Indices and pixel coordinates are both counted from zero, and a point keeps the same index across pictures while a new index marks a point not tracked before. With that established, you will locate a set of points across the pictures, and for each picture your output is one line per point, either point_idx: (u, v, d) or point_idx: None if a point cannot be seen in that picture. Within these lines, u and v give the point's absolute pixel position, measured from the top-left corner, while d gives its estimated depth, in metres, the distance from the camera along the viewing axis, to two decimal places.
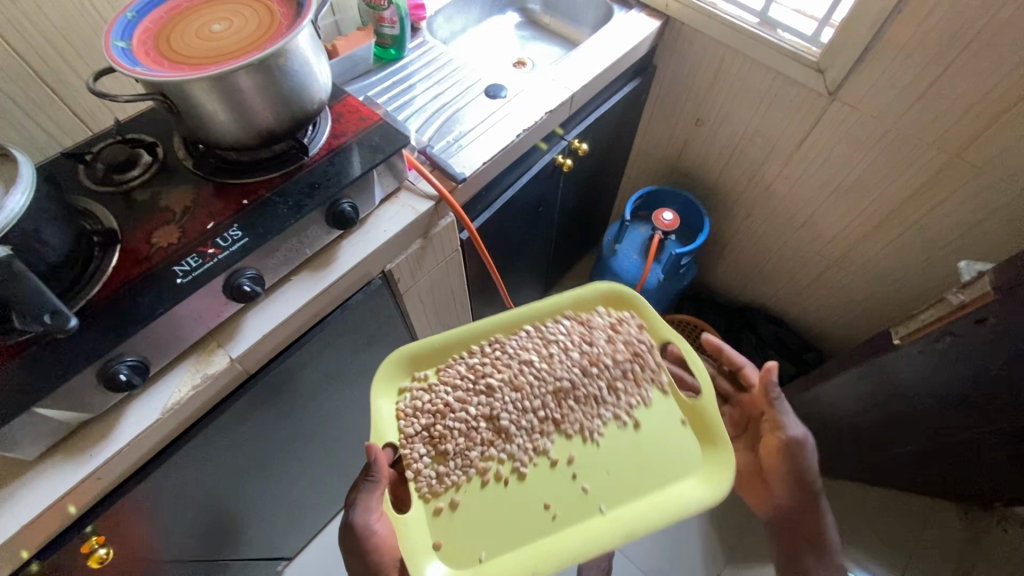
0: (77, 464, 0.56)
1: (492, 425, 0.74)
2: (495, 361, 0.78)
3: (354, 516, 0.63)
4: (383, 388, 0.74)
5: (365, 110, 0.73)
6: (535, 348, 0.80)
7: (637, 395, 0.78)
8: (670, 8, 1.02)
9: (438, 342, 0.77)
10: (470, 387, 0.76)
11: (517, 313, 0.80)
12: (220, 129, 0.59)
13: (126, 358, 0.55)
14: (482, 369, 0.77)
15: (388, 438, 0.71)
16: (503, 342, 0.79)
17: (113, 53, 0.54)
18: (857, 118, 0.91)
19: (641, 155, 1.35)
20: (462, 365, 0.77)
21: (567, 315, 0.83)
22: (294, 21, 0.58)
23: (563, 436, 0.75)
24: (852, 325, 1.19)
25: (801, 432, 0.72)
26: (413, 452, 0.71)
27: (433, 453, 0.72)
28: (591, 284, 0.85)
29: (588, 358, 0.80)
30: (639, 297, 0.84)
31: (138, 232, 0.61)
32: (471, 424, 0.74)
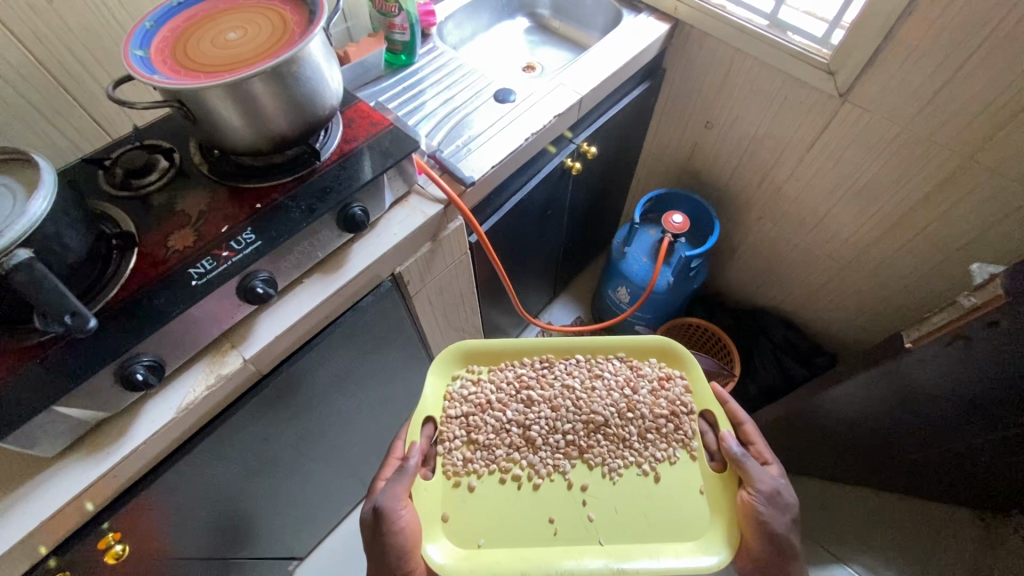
0: (93, 462, 0.57)
1: (526, 437, 0.81)
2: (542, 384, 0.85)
3: (381, 500, 0.64)
4: (437, 379, 0.82)
5: (376, 115, 0.75)
6: (579, 376, 0.86)
7: (665, 448, 0.78)
8: (679, 12, 1.03)
9: (492, 347, 0.85)
10: (512, 395, 0.84)
11: (560, 341, 0.85)
12: (234, 134, 0.61)
13: (143, 358, 0.56)
14: (527, 382, 0.85)
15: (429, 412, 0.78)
16: (552, 362, 0.86)
17: (131, 61, 0.56)
18: (868, 120, 0.91)
19: (651, 158, 1.35)
20: (511, 372, 0.86)
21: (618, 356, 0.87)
22: (306, 29, 0.59)
23: (585, 465, 0.78)
24: (864, 329, 1.17)
25: (770, 486, 0.66)
26: (450, 432, 0.79)
27: (467, 441, 0.79)
28: (648, 336, 0.86)
29: (628, 402, 0.84)
30: (687, 351, 0.84)
31: (155, 235, 0.62)
32: (502, 428, 0.82)
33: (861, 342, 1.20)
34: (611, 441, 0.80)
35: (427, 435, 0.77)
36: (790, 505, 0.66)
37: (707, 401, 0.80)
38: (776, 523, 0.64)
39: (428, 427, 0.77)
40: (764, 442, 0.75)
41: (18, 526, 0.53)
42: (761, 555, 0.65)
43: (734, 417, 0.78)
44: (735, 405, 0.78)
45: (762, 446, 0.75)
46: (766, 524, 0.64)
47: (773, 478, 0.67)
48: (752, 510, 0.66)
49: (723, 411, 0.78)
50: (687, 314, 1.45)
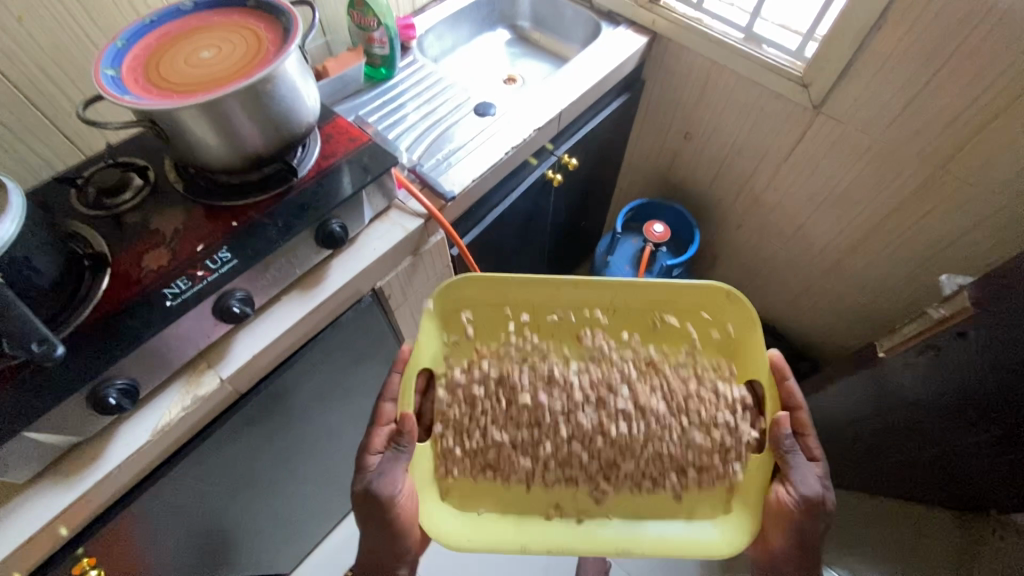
0: (65, 488, 0.56)
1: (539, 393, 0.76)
2: (567, 343, 0.80)
3: (377, 487, 0.62)
4: (451, 320, 0.77)
5: (355, 131, 0.74)
6: (605, 352, 0.79)
7: (719, 471, 0.72)
8: (657, 25, 1.04)
9: (504, 282, 0.76)
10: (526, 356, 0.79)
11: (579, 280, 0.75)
12: (209, 152, 0.60)
13: (116, 381, 0.56)
14: (543, 346, 0.79)
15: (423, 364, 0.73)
16: (576, 326, 0.80)
17: (102, 81, 0.55)
18: (842, 131, 0.92)
19: (632, 168, 1.37)
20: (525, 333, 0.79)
21: (653, 317, 0.79)
22: (281, 47, 0.59)
23: (612, 472, 0.73)
24: (843, 335, 1.19)
25: (813, 492, 0.62)
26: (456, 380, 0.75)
27: (465, 396, 0.75)
28: (703, 282, 0.75)
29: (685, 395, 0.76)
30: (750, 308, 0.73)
31: (128, 255, 0.61)
32: (508, 373, 0.77)
33: (841, 346, 1.21)
34: (648, 455, 0.74)
35: (419, 385, 0.76)
36: (828, 512, 0.63)
37: (761, 375, 0.73)
38: (810, 528, 0.62)
39: (422, 378, 0.76)
40: (815, 436, 0.68)
41: None
42: (779, 551, 0.65)
43: (789, 401, 0.69)
44: (792, 386, 0.69)
45: (812, 440, 0.68)
46: (796, 528, 0.62)
47: (819, 482, 0.63)
48: (788, 512, 0.63)
49: (774, 390, 0.71)
50: None
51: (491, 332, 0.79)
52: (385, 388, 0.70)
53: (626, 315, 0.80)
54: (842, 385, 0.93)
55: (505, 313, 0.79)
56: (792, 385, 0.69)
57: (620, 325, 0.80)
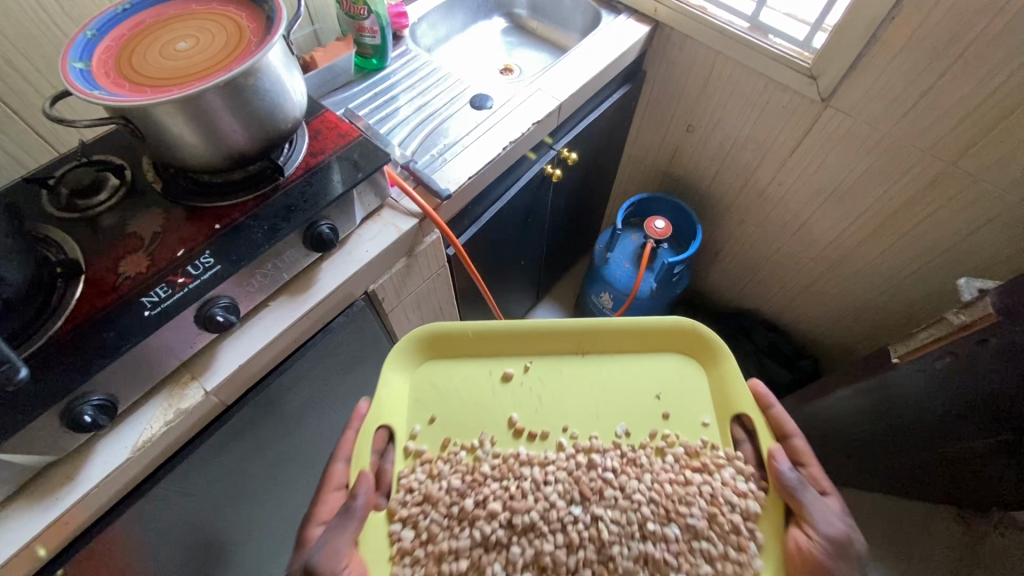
0: (38, 511, 0.53)
1: (510, 482, 0.67)
2: (545, 421, 0.70)
3: (315, 558, 0.53)
4: (412, 387, 0.71)
5: (345, 126, 0.71)
6: (579, 402, 0.70)
7: (736, 560, 0.62)
8: (660, 13, 1.00)
9: (479, 331, 0.73)
10: (485, 408, 0.70)
11: (555, 323, 0.72)
12: (190, 151, 0.56)
13: (92, 398, 0.52)
14: (508, 394, 0.71)
15: (385, 419, 0.67)
16: (542, 368, 0.72)
17: (69, 75, 0.51)
18: (850, 125, 0.89)
19: (632, 161, 1.33)
20: (487, 373, 0.72)
21: (632, 356, 0.74)
22: (264, 38, 0.55)
23: (605, 556, 0.62)
24: (848, 332, 1.17)
25: (837, 532, 0.55)
26: (413, 478, 0.66)
27: (420, 499, 0.65)
28: (668, 319, 0.73)
29: (685, 477, 0.67)
30: (718, 338, 0.72)
31: (104, 261, 0.58)
32: (473, 468, 0.67)
33: (844, 343, 1.19)
34: (645, 550, 0.63)
35: (378, 442, 0.66)
36: (856, 553, 0.55)
37: (745, 407, 0.68)
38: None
39: (380, 435, 0.66)
40: (819, 466, 0.65)
41: None
42: None
43: (782, 430, 0.67)
44: (781, 413, 0.67)
45: (816, 470, 0.65)
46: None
47: (839, 518, 0.57)
48: (813, 559, 0.55)
49: (761, 418, 0.67)
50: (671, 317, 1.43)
51: (453, 411, 0.70)
52: (337, 446, 0.64)
53: (607, 375, 0.72)
54: (849, 387, 0.91)
55: (472, 375, 0.72)
56: (779, 411, 0.67)
57: (599, 393, 0.71)
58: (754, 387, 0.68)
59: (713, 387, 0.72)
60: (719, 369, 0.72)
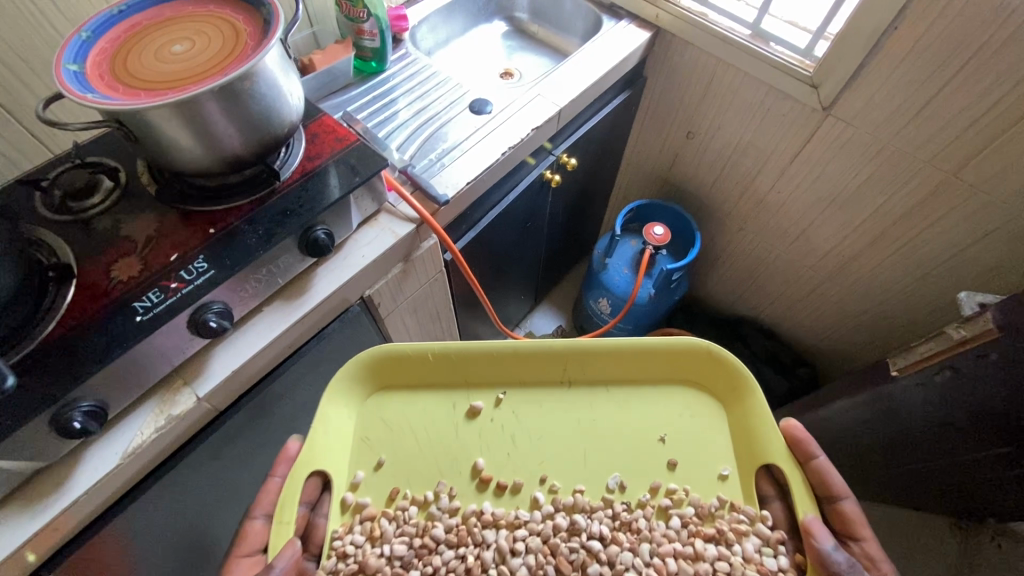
0: (24, 518, 0.52)
1: (468, 551, 0.64)
2: (517, 471, 0.66)
3: None
4: (359, 423, 0.68)
5: (342, 129, 0.70)
6: (551, 444, 0.67)
7: None
8: (661, 19, 0.99)
9: (450, 352, 0.69)
10: (443, 450, 0.67)
11: (545, 345, 0.68)
12: (185, 155, 0.56)
13: (82, 404, 0.52)
14: (477, 432, 0.68)
15: (319, 467, 0.62)
16: (513, 402, 0.70)
17: (63, 77, 0.50)
18: (851, 134, 0.89)
19: (632, 167, 1.33)
20: (451, 405, 0.69)
21: (619, 390, 0.70)
22: (261, 41, 0.54)
23: None
24: (846, 341, 1.16)
25: None
26: (348, 541, 0.62)
27: (355, 569, 0.61)
28: (680, 339, 0.69)
29: (695, 549, 0.64)
30: (741, 366, 0.68)
31: (97, 265, 0.57)
32: (422, 530, 0.64)
33: (841, 352, 1.19)
34: None
35: (309, 491, 0.63)
36: None
37: (777, 456, 0.63)
38: None
39: (313, 483, 0.63)
40: (871, 535, 0.60)
41: None
42: None
43: (831, 493, 0.61)
44: (828, 468, 0.61)
45: (871, 544, 0.60)
46: None
47: None
48: None
49: (801, 477, 0.61)
50: (668, 323, 1.43)
51: (404, 453, 0.66)
52: (256, 500, 0.61)
53: (597, 414, 0.68)
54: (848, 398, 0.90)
55: (433, 410, 0.69)
56: (824, 463, 0.61)
57: (588, 436, 0.67)
58: (789, 429, 0.63)
59: (735, 429, 0.68)
60: (743, 409, 0.68)
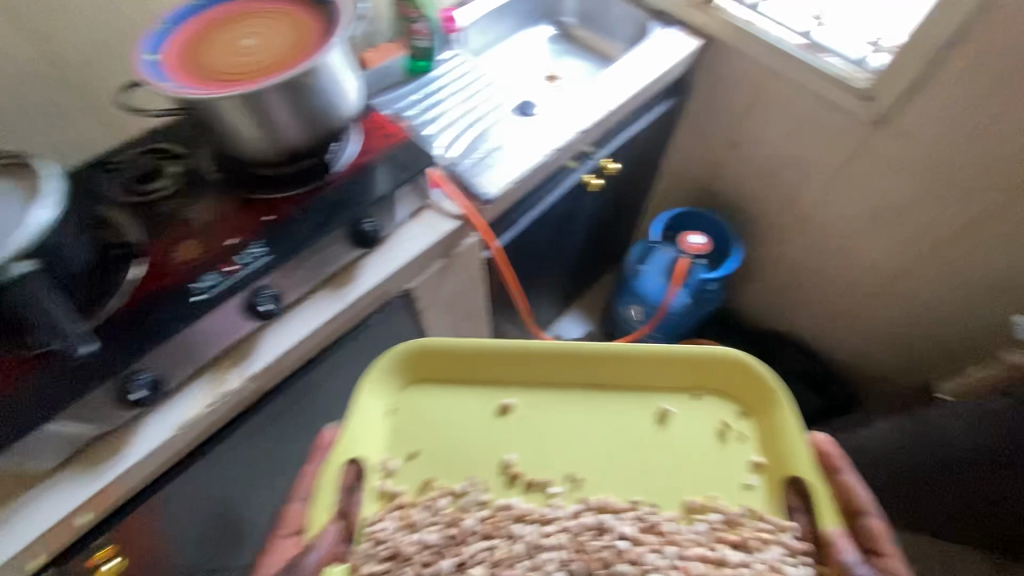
0: (86, 479, 0.56)
1: (500, 547, 0.57)
2: (547, 470, 0.60)
3: None
4: (387, 414, 0.64)
5: (393, 127, 0.72)
6: (581, 445, 0.62)
7: None
8: (711, 27, 0.99)
9: (479, 344, 0.65)
10: (471, 444, 0.62)
11: (582, 345, 0.64)
12: (248, 145, 0.58)
13: (142, 375, 0.55)
14: (503, 429, 0.63)
15: (353, 453, 0.59)
16: (541, 399, 0.65)
17: (143, 68, 0.53)
18: (905, 148, 0.87)
19: (670, 175, 1.32)
20: (478, 400, 0.65)
21: (651, 391, 0.65)
22: (326, 39, 0.57)
23: None
24: (887, 361, 1.13)
25: None
26: (383, 528, 0.57)
27: (387, 556, 0.56)
28: (719, 348, 0.64)
29: (719, 559, 0.55)
30: (777, 378, 0.62)
31: (160, 245, 0.60)
32: (454, 520, 0.58)
33: (882, 372, 1.16)
34: None
35: (346, 479, 0.58)
36: None
37: (801, 464, 0.58)
38: None
39: (349, 470, 0.58)
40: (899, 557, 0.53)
41: (17, 538, 0.53)
42: None
43: (854, 508, 0.57)
44: (851, 481, 0.58)
45: (896, 562, 0.53)
46: None
47: None
48: None
49: (824, 485, 0.57)
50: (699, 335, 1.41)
51: (431, 447, 0.62)
52: (295, 485, 0.60)
53: (620, 416, 0.63)
54: None
55: (464, 406, 0.64)
56: (849, 478, 0.58)
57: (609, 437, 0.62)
58: (817, 443, 0.61)
59: (765, 439, 0.62)
60: (772, 422, 0.62)
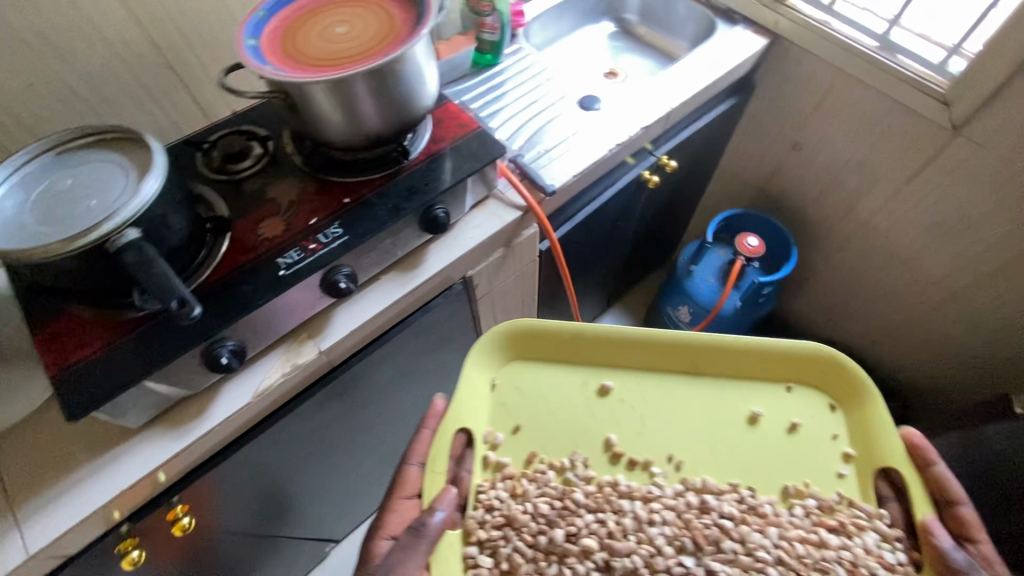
0: (172, 437, 0.59)
1: (607, 517, 0.65)
2: (648, 451, 0.67)
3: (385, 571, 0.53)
4: (494, 389, 0.70)
5: (465, 117, 0.74)
6: (679, 428, 0.68)
7: None
8: (780, 26, 0.97)
9: (582, 328, 0.71)
10: (575, 422, 0.69)
11: (678, 334, 0.70)
12: (332, 130, 0.61)
13: (228, 342, 0.58)
14: (605, 409, 0.69)
15: (464, 424, 0.66)
16: (640, 383, 0.71)
17: (245, 51, 0.56)
18: (982, 156, 0.84)
19: (726, 176, 1.30)
20: (579, 380, 0.71)
21: (742, 380, 0.71)
22: (413, 30, 0.59)
23: None
24: (947, 376, 1.10)
25: None
26: (493, 495, 0.65)
27: (502, 522, 0.63)
28: (806, 342, 0.70)
29: (819, 538, 0.63)
30: (868, 376, 0.67)
31: (246, 221, 0.63)
32: (563, 493, 0.66)
33: (939, 386, 1.12)
34: None
35: (457, 446, 0.66)
36: None
37: (893, 459, 0.63)
38: None
39: (459, 438, 0.67)
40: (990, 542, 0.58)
41: (108, 487, 0.56)
42: None
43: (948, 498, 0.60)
44: (947, 473, 0.60)
45: (988, 547, 0.58)
46: None
47: None
48: None
49: (917, 478, 0.62)
50: None
51: (538, 422, 0.69)
52: (410, 449, 0.65)
53: (719, 403, 0.69)
54: None
55: (567, 385, 0.71)
56: (944, 470, 0.61)
57: (708, 422, 0.68)
58: (908, 437, 0.64)
59: (855, 430, 0.68)
60: (861, 415, 0.68)
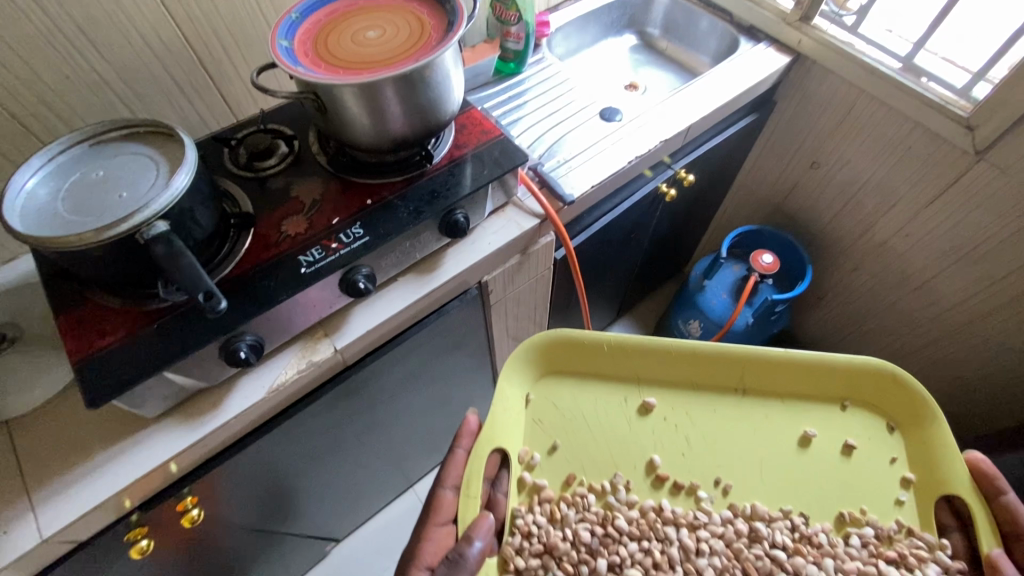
0: (188, 428, 0.60)
1: (652, 545, 0.67)
2: (695, 474, 0.68)
3: None
4: (532, 405, 0.71)
5: (488, 123, 0.74)
6: (728, 449, 0.68)
7: None
8: (803, 45, 0.98)
9: (623, 343, 0.71)
10: (619, 440, 0.69)
11: (721, 349, 0.70)
12: (359, 132, 0.62)
13: (246, 337, 0.58)
14: (650, 427, 0.70)
15: (500, 443, 0.66)
16: (684, 400, 0.71)
17: (278, 52, 0.57)
18: (1003, 183, 0.83)
19: (742, 191, 1.30)
20: (619, 396, 0.72)
21: (790, 400, 0.71)
22: (443, 37, 0.59)
23: None
24: (959, 403, 1.09)
25: None
26: (531, 520, 0.66)
27: (540, 550, 0.65)
28: (857, 358, 0.69)
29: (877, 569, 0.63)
30: (927, 395, 0.67)
31: (270, 218, 0.64)
32: (605, 518, 0.67)
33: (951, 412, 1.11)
34: None
35: (492, 466, 0.66)
36: None
37: (960, 488, 0.62)
38: None
39: (493, 459, 0.66)
40: None
41: (124, 475, 0.57)
42: None
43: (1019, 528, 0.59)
44: (1016, 503, 0.59)
45: None
46: None
47: None
48: None
49: (983, 510, 0.61)
50: None
51: (578, 439, 0.69)
52: (443, 473, 0.65)
53: (769, 425, 0.69)
54: None
55: (607, 401, 0.71)
56: (1013, 500, 0.60)
57: (758, 445, 0.68)
58: (974, 462, 0.63)
59: (915, 453, 0.67)
60: (922, 436, 0.67)
